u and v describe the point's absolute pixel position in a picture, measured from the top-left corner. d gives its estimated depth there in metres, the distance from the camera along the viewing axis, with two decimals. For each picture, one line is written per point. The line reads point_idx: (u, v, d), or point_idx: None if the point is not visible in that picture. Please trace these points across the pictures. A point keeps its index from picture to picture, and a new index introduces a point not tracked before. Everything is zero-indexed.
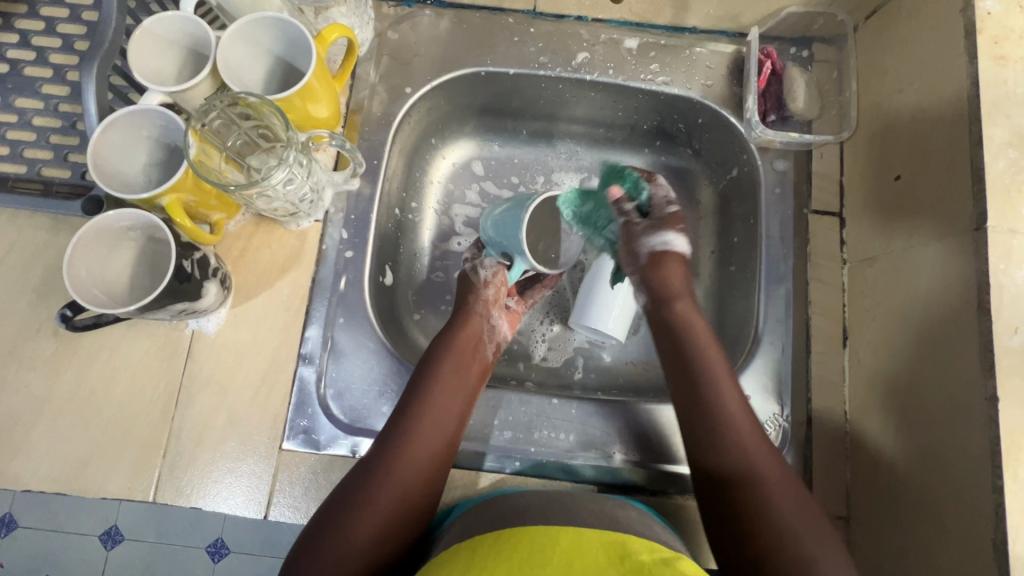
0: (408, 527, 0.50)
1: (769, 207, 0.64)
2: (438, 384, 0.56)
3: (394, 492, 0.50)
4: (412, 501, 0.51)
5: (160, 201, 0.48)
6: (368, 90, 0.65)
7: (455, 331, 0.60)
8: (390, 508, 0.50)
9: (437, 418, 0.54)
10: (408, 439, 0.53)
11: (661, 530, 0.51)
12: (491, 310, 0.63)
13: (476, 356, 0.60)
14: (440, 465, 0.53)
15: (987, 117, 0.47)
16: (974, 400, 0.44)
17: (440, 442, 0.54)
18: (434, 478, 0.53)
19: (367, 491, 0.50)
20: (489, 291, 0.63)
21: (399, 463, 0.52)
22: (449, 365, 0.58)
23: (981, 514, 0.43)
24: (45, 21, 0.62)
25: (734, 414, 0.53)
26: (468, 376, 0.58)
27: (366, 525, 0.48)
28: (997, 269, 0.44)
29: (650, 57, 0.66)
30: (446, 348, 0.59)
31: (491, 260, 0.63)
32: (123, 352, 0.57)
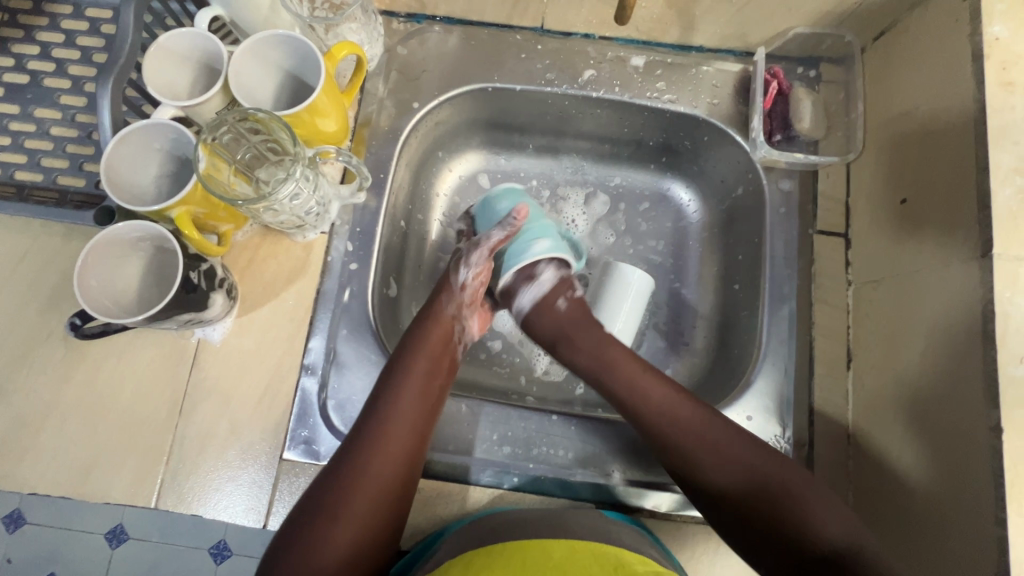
0: (380, 531, 0.50)
1: (774, 225, 0.64)
2: (410, 385, 0.55)
3: (368, 497, 0.50)
4: (385, 506, 0.50)
5: (169, 213, 0.49)
6: (376, 105, 0.66)
7: (424, 332, 0.59)
8: (367, 512, 0.49)
9: (406, 421, 0.53)
10: (380, 441, 0.52)
11: (659, 551, 0.50)
12: (464, 309, 0.62)
13: (446, 354, 0.59)
14: (410, 467, 0.52)
15: (994, 143, 0.47)
16: (978, 430, 0.44)
17: (406, 449, 0.52)
18: (405, 482, 0.52)
19: (344, 497, 0.49)
20: (465, 293, 0.62)
21: (372, 467, 0.50)
22: (420, 366, 0.56)
23: (983, 547, 0.42)
24: (65, 33, 0.64)
25: (700, 434, 0.53)
26: (439, 378, 0.57)
27: (341, 530, 0.48)
28: (1004, 298, 0.44)
29: (656, 75, 0.66)
30: (418, 347, 0.58)
31: (477, 258, 0.62)
32: (131, 359, 0.58)
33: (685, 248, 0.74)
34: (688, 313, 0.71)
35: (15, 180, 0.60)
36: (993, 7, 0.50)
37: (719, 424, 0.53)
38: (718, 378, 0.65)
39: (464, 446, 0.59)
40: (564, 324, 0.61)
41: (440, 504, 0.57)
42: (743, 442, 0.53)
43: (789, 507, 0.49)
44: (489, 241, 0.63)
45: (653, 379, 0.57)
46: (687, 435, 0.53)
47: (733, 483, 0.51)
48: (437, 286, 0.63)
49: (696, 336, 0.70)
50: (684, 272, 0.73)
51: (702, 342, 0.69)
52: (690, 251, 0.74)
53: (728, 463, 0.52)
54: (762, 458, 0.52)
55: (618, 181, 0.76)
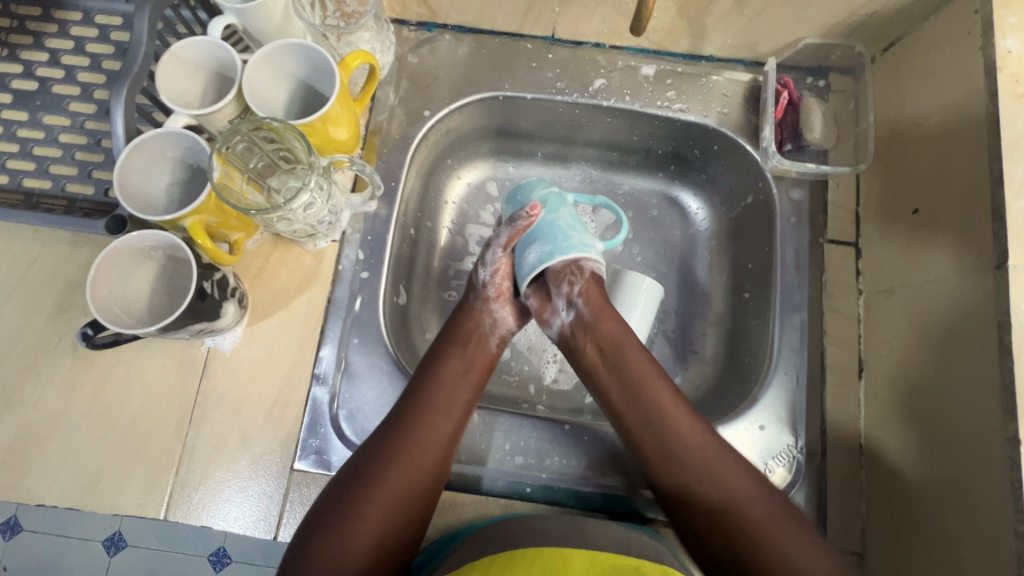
0: (409, 522, 0.51)
1: (784, 234, 0.64)
2: (446, 377, 0.56)
3: (401, 486, 0.51)
4: (416, 497, 0.51)
5: (183, 222, 0.49)
6: (387, 113, 0.66)
7: (458, 326, 0.60)
8: (398, 501, 0.50)
9: (443, 413, 0.54)
10: (415, 433, 0.52)
11: (674, 560, 0.50)
12: (492, 303, 0.61)
13: (479, 349, 0.59)
14: (443, 459, 0.53)
15: (1008, 154, 0.47)
16: (995, 441, 0.44)
17: (435, 450, 0.52)
18: (438, 473, 0.52)
19: (374, 486, 0.50)
20: (490, 288, 0.60)
21: (405, 458, 0.51)
22: (455, 360, 0.57)
23: (1002, 559, 0.42)
24: (74, 40, 0.64)
25: (700, 455, 0.53)
26: (469, 375, 0.57)
27: (370, 519, 0.49)
28: (1020, 309, 0.44)
29: (666, 85, 0.67)
30: (455, 342, 0.59)
31: (493, 256, 0.59)
32: (140, 368, 0.57)
33: (694, 256, 0.74)
34: (698, 321, 0.71)
35: (23, 187, 0.59)
36: (1004, 19, 0.50)
37: (717, 448, 0.53)
38: (728, 386, 0.65)
39: (476, 455, 0.58)
40: (589, 314, 0.58)
41: (453, 513, 0.57)
42: (738, 466, 0.53)
43: (773, 544, 0.49)
44: (500, 239, 0.58)
45: (664, 389, 0.55)
46: (682, 457, 0.53)
47: (718, 509, 0.51)
48: (467, 279, 0.63)
49: (705, 344, 0.70)
50: (693, 280, 0.73)
51: (712, 351, 0.69)
52: (699, 259, 0.74)
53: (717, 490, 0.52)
54: (755, 488, 0.52)
55: (627, 189, 0.76)
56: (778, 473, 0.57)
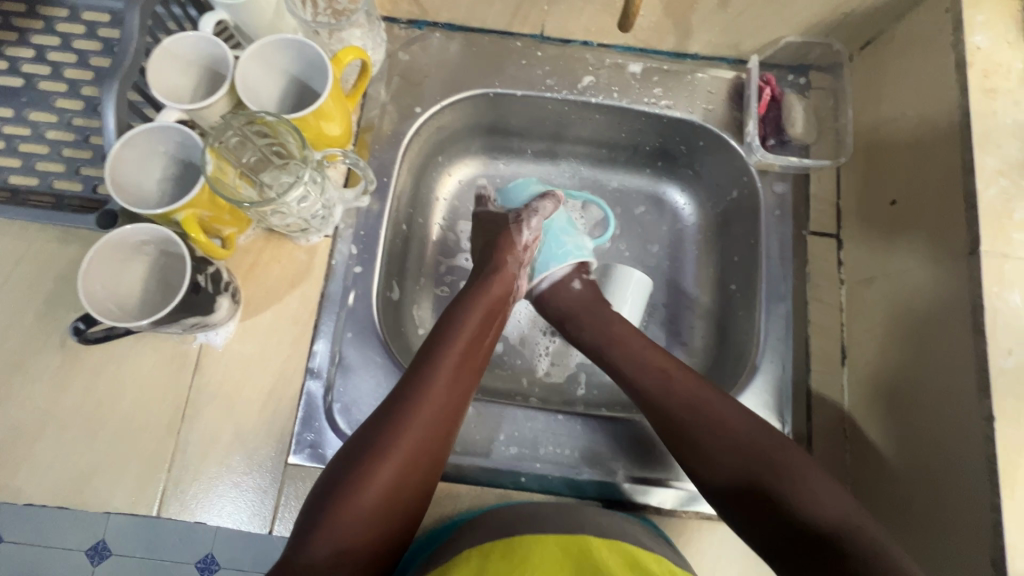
0: (420, 478, 0.50)
1: (769, 227, 0.66)
2: (461, 337, 0.57)
3: (419, 437, 0.50)
4: (430, 457, 0.51)
5: (175, 216, 0.49)
6: (378, 109, 0.66)
7: (482, 284, 0.61)
8: (412, 453, 0.50)
9: (457, 372, 0.55)
10: (432, 386, 0.53)
11: (664, 543, 0.51)
12: (523, 264, 0.64)
13: (497, 312, 0.61)
14: (456, 416, 0.53)
15: (978, 146, 0.49)
16: (971, 419, 0.46)
17: (448, 413, 0.53)
18: (447, 438, 0.52)
19: (393, 435, 0.50)
20: (526, 253, 0.64)
21: (422, 413, 0.51)
22: (471, 321, 0.58)
23: (979, 533, 0.44)
24: (61, 37, 0.63)
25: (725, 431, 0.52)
26: (483, 340, 0.58)
27: (384, 468, 0.48)
28: (991, 292, 0.46)
29: (653, 82, 0.68)
30: (471, 302, 0.60)
31: (536, 223, 0.65)
32: (131, 365, 0.57)
33: (682, 250, 0.75)
34: (686, 314, 0.73)
35: (9, 184, 0.59)
36: (973, 18, 0.52)
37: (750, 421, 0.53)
38: (717, 376, 0.67)
39: (470, 446, 0.59)
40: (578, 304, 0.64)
41: (448, 504, 0.57)
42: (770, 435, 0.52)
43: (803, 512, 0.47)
44: (540, 211, 0.65)
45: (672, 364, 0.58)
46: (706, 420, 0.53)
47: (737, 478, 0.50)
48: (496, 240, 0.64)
49: (694, 336, 0.71)
50: (681, 275, 0.74)
51: (700, 342, 0.71)
52: (686, 253, 0.75)
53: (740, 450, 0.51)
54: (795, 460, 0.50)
55: (615, 185, 0.77)
56: None
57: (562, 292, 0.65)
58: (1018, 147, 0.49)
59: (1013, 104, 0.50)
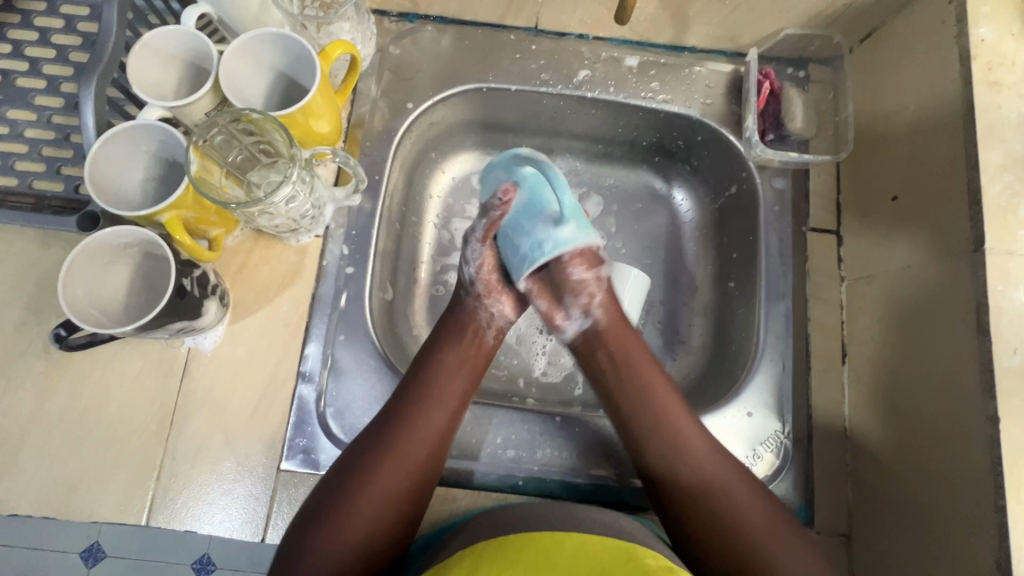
0: (400, 518, 0.49)
1: (768, 223, 0.65)
2: (440, 376, 0.54)
3: (394, 478, 0.49)
4: (403, 504, 0.49)
5: (159, 217, 0.48)
6: (369, 105, 0.65)
7: (458, 321, 0.59)
8: (390, 494, 0.49)
9: (437, 405, 0.53)
10: (407, 434, 0.51)
11: (663, 543, 0.51)
12: (485, 298, 0.60)
13: (476, 348, 0.58)
14: (433, 460, 0.51)
15: (983, 140, 0.48)
16: (976, 419, 0.45)
17: (424, 461, 0.51)
18: (425, 481, 0.50)
19: (365, 485, 0.48)
20: (478, 286, 0.60)
21: (400, 454, 0.50)
22: (451, 357, 0.56)
23: (983, 535, 0.43)
24: (39, 31, 0.61)
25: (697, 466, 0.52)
26: (465, 379, 0.56)
27: (359, 511, 0.47)
28: (995, 290, 0.45)
29: (650, 76, 0.67)
30: (448, 341, 0.57)
31: (474, 250, 0.60)
32: (118, 370, 0.55)
33: (680, 247, 0.74)
34: (684, 311, 0.72)
35: None
36: (977, 9, 0.51)
37: (717, 454, 0.53)
38: (717, 374, 0.66)
39: (467, 450, 0.58)
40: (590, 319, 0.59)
41: (444, 507, 0.56)
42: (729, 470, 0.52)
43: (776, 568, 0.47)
44: (483, 225, 0.60)
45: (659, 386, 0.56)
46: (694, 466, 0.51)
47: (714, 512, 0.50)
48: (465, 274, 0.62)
49: (693, 334, 0.70)
50: (679, 272, 0.73)
51: (699, 340, 0.70)
52: (685, 250, 0.74)
53: (724, 493, 0.50)
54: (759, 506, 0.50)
55: (612, 182, 0.76)
56: (767, 458, 0.58)
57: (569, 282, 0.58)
58: None
59: (1019, 97, 0.49)
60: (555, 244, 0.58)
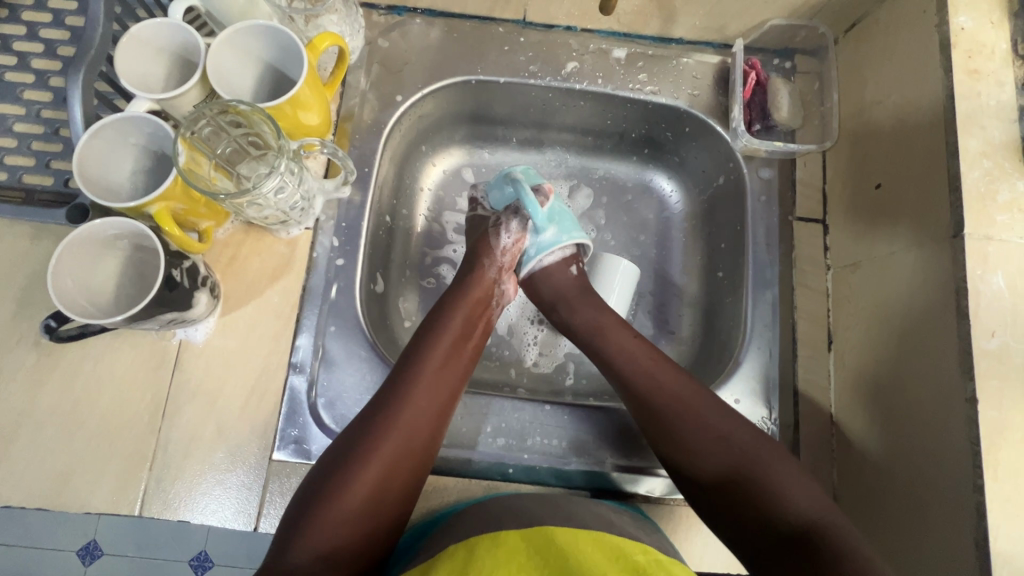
0: (407, 473, 0.49)
1: (755, 213, 0.65)
2: (447, 332, 0.56)
3: (406, 425, 0.50)
4: (415, 451, 0.50)
5: (148, 209, 0.48)
6: (358, 98, 0.65)
7: (465, 285, 0.61)
8: (399, 448, 0.49)
9: (438, 371, 0.54)
10: (416, 382, 0.52)
11: (653, 532, 0.51)
12: (503, 273, 0.63)
13: (481, 314, 0.60)
14: (443, 413, 0.53)
15: (962, 128, 0.49)
16: (954, 401, 0.46)
17: (433, 409, 0.52)
18: (436, 431, 0.52)
19: (379, 430, 0.49)
20: (504, 258, 0.63)
21: (403, 419, 0.50)
22: (458, 317, 0.58)
23: (961, 514, 0.44)
24: (27, 26, 0.61)
25: (704, 419, 0.52)
26: (469, 337, 0.58)
27: (367, 474, 0.47)
28: (974, 275, 0.46)
29: (637, 67, 0.67)
30: (457, 300, 0.59)
31: (518, 223, 0.64)
32: (109, 363, 0.56)
33: (669, 238, 0.75)
34: (674, 301, 0.72)
35: None
36: None
37: (720, 407, 0.53)
38: (705, 363, 0.66)
39: (458, 439, 0.58)
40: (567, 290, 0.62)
41: (435, 496, 0.57)
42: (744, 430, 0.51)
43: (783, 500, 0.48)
44: (527, 208, 0.65)
45: (649, 355, 0.56)
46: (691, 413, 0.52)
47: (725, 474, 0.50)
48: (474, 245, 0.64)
49: (682, 324, 0.71)
50: (668, 262, 0.74)
51: (688, 330, 0.70)
52: (674, 241, 0.74)
53: (729, 441, 0.51)
54: (779, 463, 0.50)
55: (602, 173, 0.76)
56: None
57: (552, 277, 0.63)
58: (1002, 129, 0.49)
59: (997, 85, 0.49)
60: (538, 249, 0.63)
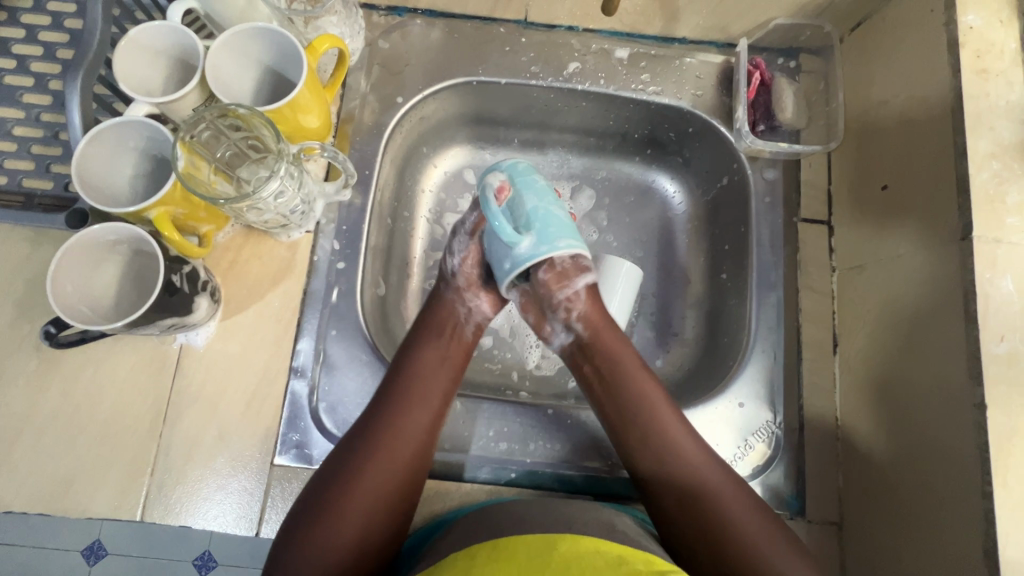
0: (389, 521, 0.49)
1: (759, 214, 0.65)
2: (423, 368, 0.55)
3: (384, 474, 0.49)
4: (396, 497, 0.50)
5: (147, 214, 0.47)
6: (359, 100, 0.65)
7: (439, 319, 0.59)
8: (378, 499, 0.49)
9: (421, 402, 0.53)
10: (393, 426, 0.51)
11: (656, 538, 0.50)
12: (464, 293, 0.61)
13: (457, 341, 0.59)
14: (421, 453, 0.52)
15: (971, 129, 0.48)
16: (963, 406, 0.45)
17: (411, 453, 0.51)
18: (415, 474, 0.51)
19: (356, 482, 0.49)
20: (459, 279, 0.61)
21: (383, 461, 0.50)
22: (433, 351, 0.56)
23: (970, 521, 0.43)
24: (26, 29, 0.61)
25: (690, 470, 0.52)
26: (446, 369, 0.56)
27: (351, 515, 0.47)
28: (983, 278, 0.45)
29: (640, 67, 0.67)
30: (432, 335, 0.58)
31: (461, 245, 0.61)
32: (110, 368, 0.55)
33: (672, 239, 0.74)
34: (677, 303, 0.72)
35: None
36: None
37: (706, 455, 0.53)
38: (709, 365, 0.66)
39: (459, 443, 0.58)
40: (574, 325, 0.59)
41: (437, 501, 0.57)
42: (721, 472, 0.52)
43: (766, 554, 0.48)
44: (467, 223, 0.61)
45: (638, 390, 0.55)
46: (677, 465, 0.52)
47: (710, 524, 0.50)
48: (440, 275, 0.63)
49: (685, 326, 0.70)
50: (672, 263, 0.73)
51: (692, 332, 0.70)
52: (677, 243, 0.74)
53: (713, 491, 0.51)
54: (752, 512, 0.50)
55: (604, 174, 0.76)
56: (758, 449, 0.58)
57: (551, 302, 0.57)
58: (1012, 129, 0.48)
59: (1007, 84, 0.49)
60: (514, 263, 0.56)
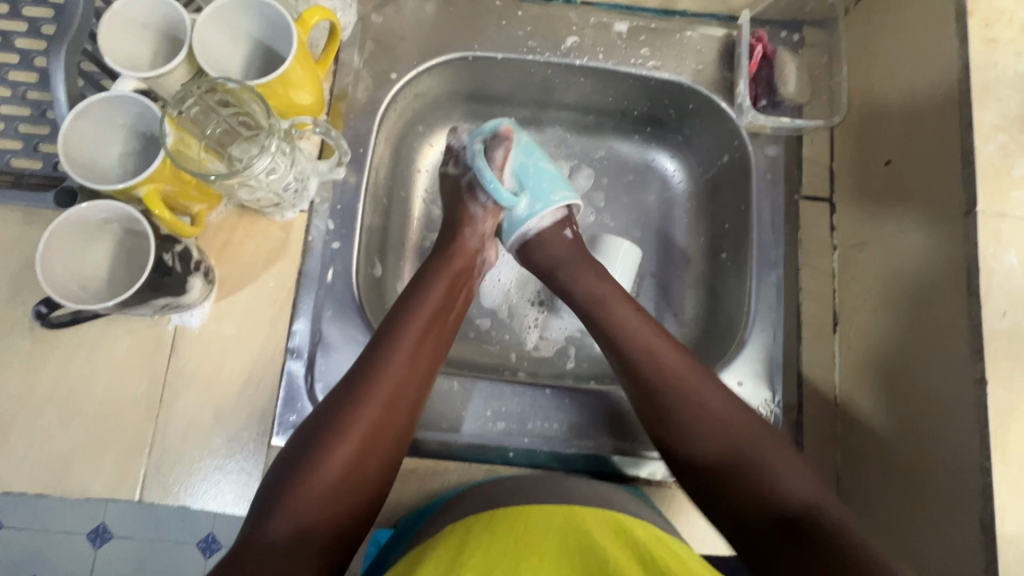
0: (382, 449, 0.48)
1: (760, 192, 0.64)
2: (419, 308, 0.55)
3: (376, 401, 0.49)
4: (388, 425, 0.49)
5: (137, 191, 0.46)
6: (352, 76, 0.63)
7: (442, 262, 0.59)
8: (371, 424, 0.48)
9: (415, 339, 0.53)
10: (385, 358, 0.51)
11: (654, 513, 0.50)
12: (486, 241, 0.62)
13: (458, 288, 0.59)
14: (418, 386, 0.52)
15: (977, 100, 0.47)
16: (963, 382, 0.45)
17: (404, 385, 0.51)
18: (412, 404, 0.51)
19: (349, 408, 0.48)
20: (482, 225, 0.62)
21: (377, 390, 0.49)
22: (431, 292, 0.56)
23: (967, 495, 0.43)
24: (9, 3, 0.59)
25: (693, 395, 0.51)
26: (445, 312, 0.56)
27: (341, 448, 0.46)
28: (987, 253, 0.45)
29: (640, 41, 0.65)
30: (430, 277, 0.58)
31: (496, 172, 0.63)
32: (105, 350, 0.55)
33: (673, 219, 0.73)
34: (676, 283, 0.71)
35: None
36: None
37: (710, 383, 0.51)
38: (708, 345, 0.66)
39: (458, 424, 0.58)
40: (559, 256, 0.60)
41: (434, 478, 0.57)
42: (736, 408, 0.50)
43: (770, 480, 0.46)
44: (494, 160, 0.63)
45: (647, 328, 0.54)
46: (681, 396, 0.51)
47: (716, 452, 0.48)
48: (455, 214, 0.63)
49: (685, 306, 0.70)
50: (671, 243, 0.72)
51: (691, 312, 0.69)
52: (677, 222, 0.73)
53: (722, 422, 0.49)
54: (760, 436, 0.49)
55: (603, 154, 0.74)
56: None
57: (547, 242, 0.61)
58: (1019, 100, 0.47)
59: (1015, 55, 0.47)
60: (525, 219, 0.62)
